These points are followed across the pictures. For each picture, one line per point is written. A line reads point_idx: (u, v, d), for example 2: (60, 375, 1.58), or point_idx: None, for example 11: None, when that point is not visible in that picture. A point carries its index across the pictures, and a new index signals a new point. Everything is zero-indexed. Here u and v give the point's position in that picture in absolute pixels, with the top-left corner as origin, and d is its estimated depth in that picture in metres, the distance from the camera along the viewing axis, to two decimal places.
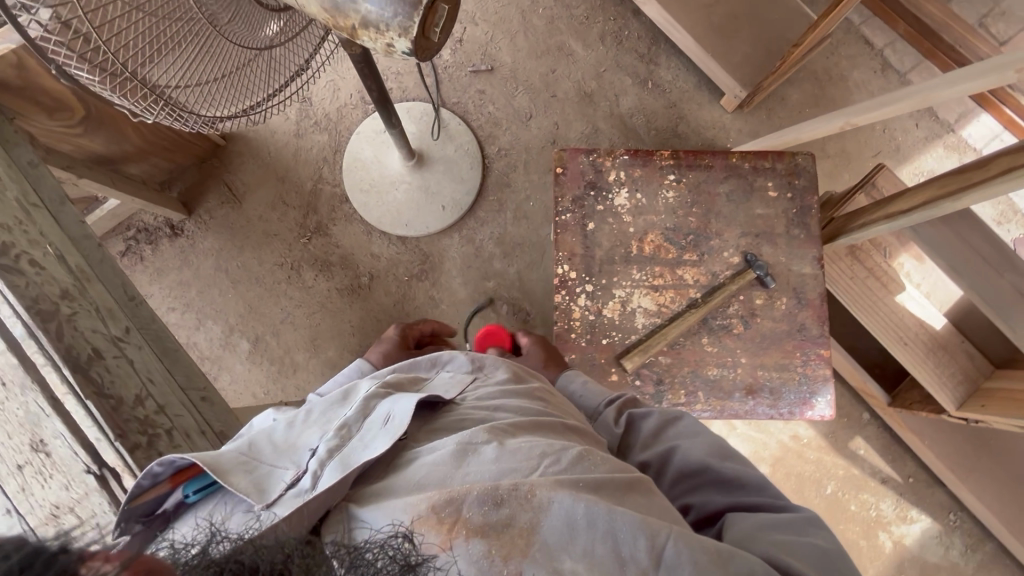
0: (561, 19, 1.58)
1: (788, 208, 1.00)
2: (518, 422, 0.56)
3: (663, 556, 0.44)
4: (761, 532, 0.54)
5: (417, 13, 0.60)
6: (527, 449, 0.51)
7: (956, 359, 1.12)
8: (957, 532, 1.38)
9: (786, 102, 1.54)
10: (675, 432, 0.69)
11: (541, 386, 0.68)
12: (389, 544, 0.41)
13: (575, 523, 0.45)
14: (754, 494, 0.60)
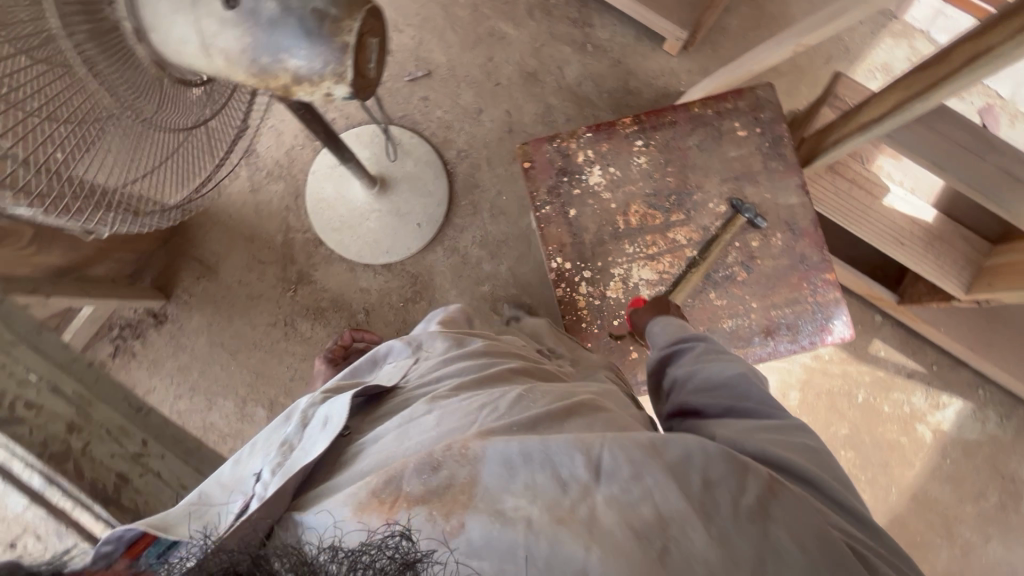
0: (485, 5, 1.54)
1: (760, 143, 0.99)
2: (450, 388, 0.64)
3: (599, 460, 0.49)
4: (753, 432, 0.59)
5: (349, 57, 0.58)
6: (461, 412, 0.58)
7: (952, 245, 1.12)
8: (989, 404, 1.41)
9: (726, 31, 1.51)
10: (714, 355, 0.70)
11: (477, 346, 0.75)
12: (386, 544, 0.42)
13: (512, 461, 0.49)
14: (759, 402, 0.63)
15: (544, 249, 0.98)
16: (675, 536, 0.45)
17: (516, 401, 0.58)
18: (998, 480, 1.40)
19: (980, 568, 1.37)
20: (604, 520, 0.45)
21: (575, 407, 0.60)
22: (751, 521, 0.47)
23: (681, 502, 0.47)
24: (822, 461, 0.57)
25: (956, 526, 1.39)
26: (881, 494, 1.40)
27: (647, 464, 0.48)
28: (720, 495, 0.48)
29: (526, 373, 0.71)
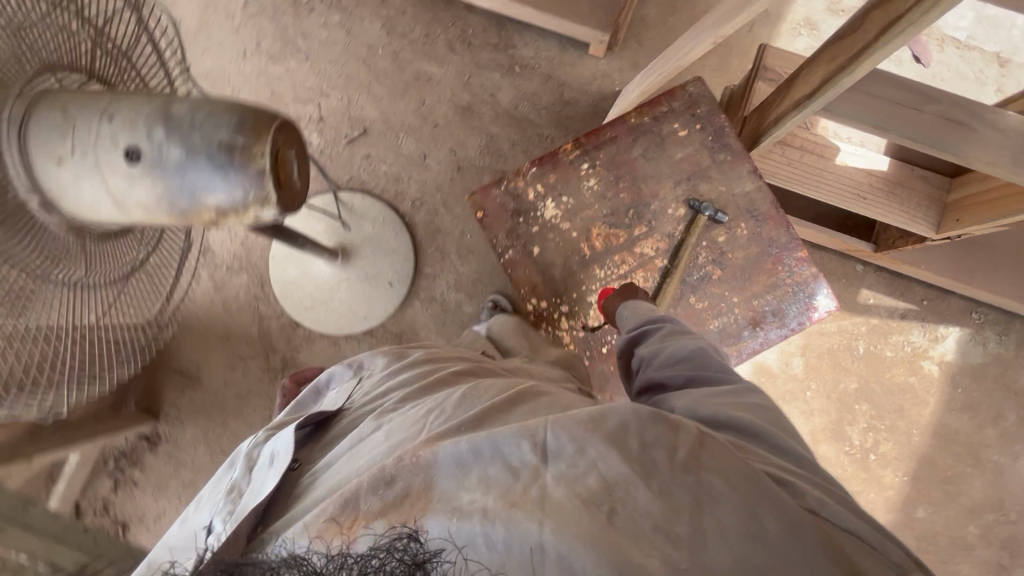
0: (404, 50, 1.52)
1: (704, 138, 0.98)
2: (395, 401, 0.64)
3: (543, 440, 0.49)
4: (705, 397, 0.62)
5: (269, 181, 0.56)
6: (408, 422, 0.58)
7: (913, 188, 1.13)
8: (986, 325, 1.42)
9: (646, 21, 1.51)
10: (677, 333, 0.74)
11: (417, 357, 0.76)
12: (395, 546, 0.40)
13: (462, 458, 0.49)
14: (716, 369, 0.67)
15: (517, 292, 0.98)
16: (617, 499, 0.46)
17: (461, 401, 0.59)
18: (1011, 396, 1.41)
19: (1014, 486, 1.38)
20: (554, 496, 0.45)
21: (522, 396, 0.61)
22: (685, 470, 0.48)
23: (620, 463, 0.48)
24: (770, 416, 0.59)
25: (983, 451, 1.39)
26: (904, 438, 1.40)
27: (588, 434, 0.49)
28: (657, 451, 0.49)
29: (467, 373, 0.72)
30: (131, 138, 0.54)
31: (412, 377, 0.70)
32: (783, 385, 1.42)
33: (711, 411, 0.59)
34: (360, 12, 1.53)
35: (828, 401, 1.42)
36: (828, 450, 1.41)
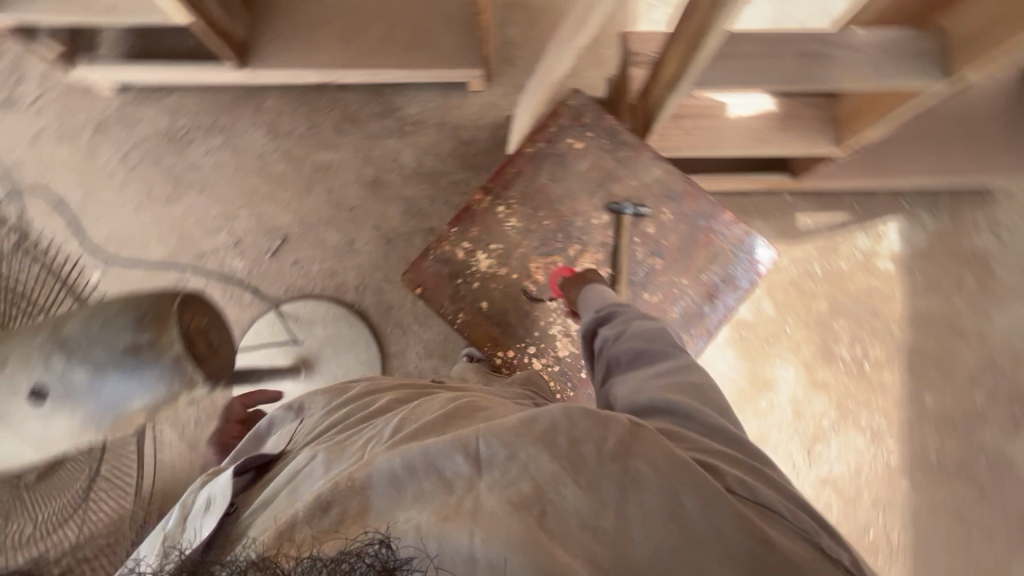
0: (295, 148, 1.52)
1: (600, 142, 1.00)
2: (337, 431, 0.62)
3: (476, 450, 0.49)
4: (648, 382, 0.68)
5: (190, 368, 0.54)
6: (347, 451, 0.56)
7: (803, 115, 1.18)
8: (917, 208, 1.49)
9: (511, 43, 1.55)
10: (635, 316, 0.78)
11: (359, 385, 0.73)
12: (365, 551, 0.42)
13: (398, 476, 0.49)
14: (666, 353, 0.72)
15: (482, 351, 0.95)
16: (546, 502, 0.46)
17: (399, 425, 0.58)
18: (963, 262, 1.47)
19: (999, 342, 1.44)
20: (485, 504, 0.46)
21: (462, 412, 0.59)
22: (613, 462, 0.49)
23: (552, 465, 0.48)
24: (705, 396, 0.65)
25: (959, 321, 1.45)
26: (888, 337, 1.44)
27: (520, 441, 0.49)
28: (586, 449, 0.49)
29: (410, 395, 0.69)
30: (34, 379, 0.54)
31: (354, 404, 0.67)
32: (763, 330, 1.45)
33: (649, 399, 0.65)
34: (239, 127, 1.52)
35: (809, 330, 1.45)
36: (828, 375, 1.43)
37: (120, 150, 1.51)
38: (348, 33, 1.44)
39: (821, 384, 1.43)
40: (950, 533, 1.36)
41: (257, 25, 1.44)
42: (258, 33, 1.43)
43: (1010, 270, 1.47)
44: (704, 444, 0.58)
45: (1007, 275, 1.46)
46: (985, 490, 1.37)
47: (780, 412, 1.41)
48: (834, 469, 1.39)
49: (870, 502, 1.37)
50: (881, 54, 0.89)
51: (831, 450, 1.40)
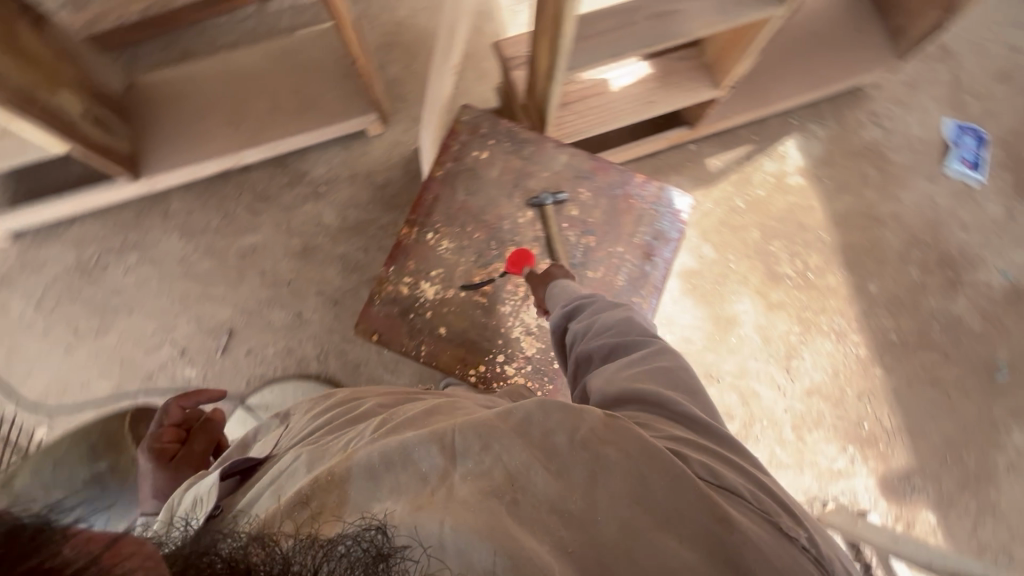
0: (215, 241, 1.49)
1: (503, 145, 1.04)
2: (322, 434, 0.64)
3: (450, 442, 0.52)
4: (617, 373, 0.69)
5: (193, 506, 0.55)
6: (332, 449, 0.58)
7: (679, 69, 1.26)
8: (805, 122, 1.61)
9: (396, 82, 1.60)
10: (605, 307, 0.80)
11: (340, 394, 0.75)
12: (362, 535, 0.43)
13: (374, 469, 0.52)
14: (635, 341, 0.73)
15: (454, 376, 0.94)
16: (518, 488, 0.49)
17: (381, 423, 0.60)
18: (860, 158, 1.60)
19: (914, 217, 1.56)
20: (461, 491, 0.49)
21: (436, 409, 0.62)
22: (583, 447, 0.51)
23: (528, 451, 0.51)
24: (675, 380, 0.66)
25: (875, 210, 1.56)
26: (821, 243, 1.54)
27: (495, 433, 0.53)
28: (561, 436, 0.52)
29: (388, 395, 0.72)
30: None
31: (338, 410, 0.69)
32: (711, 272, 1.51)
33: (618, 389, 0.66)
34: (152, 238, 1.48)
35: (751, 259, 1.52)
36: (782, 294, 1.50)
37: (32, 298, 1.44)
38: (235, 116, 1.44)
39: (778, 304, 1.50)
40: (932, 401, 1.45)
41: (141, 134, 1.42)
42: (144, 141, 1.41)
43: (900, 152, 1.60)
44: (672, 429, 0.58)
45: (899, 157, 1.60)
46: (946, 350, 1.48)
47: (751, 342, 1.47)
48: (815, 377, 1.45)
49: (856, 397, 1.45)
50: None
51: (807, 361, 1.46)
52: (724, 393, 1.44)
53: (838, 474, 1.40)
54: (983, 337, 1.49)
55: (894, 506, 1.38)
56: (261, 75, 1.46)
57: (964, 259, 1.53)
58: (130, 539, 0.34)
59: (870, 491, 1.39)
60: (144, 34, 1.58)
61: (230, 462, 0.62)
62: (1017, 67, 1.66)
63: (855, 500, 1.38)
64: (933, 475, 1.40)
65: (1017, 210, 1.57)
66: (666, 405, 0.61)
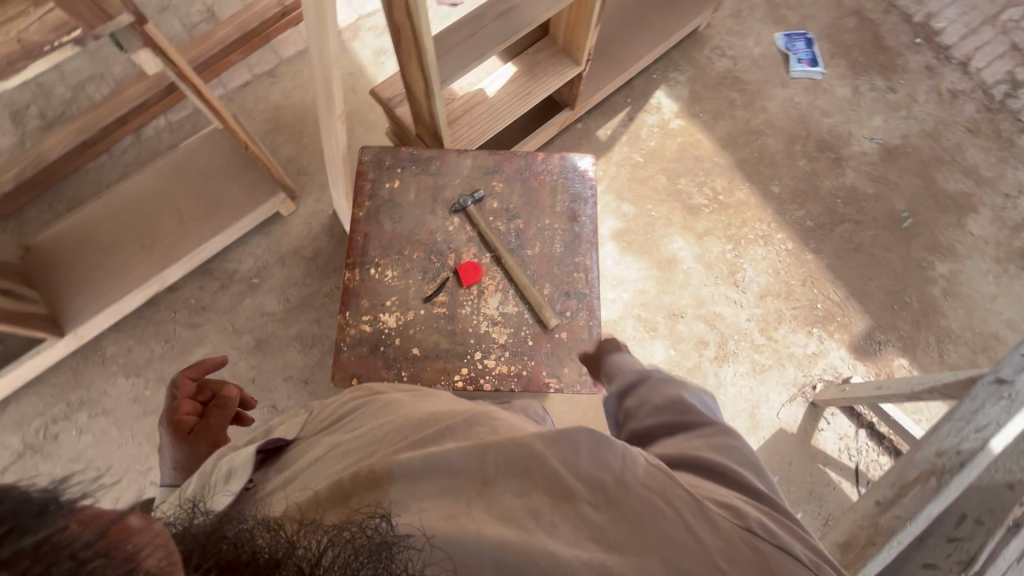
0: (165, 368, 1.45)
1: (410, 168, 1.10)
2: (353, 427, 0.68)
3: (492, 464, 0.52)
4: (675, 443, 0.62)
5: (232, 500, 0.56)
6: (376, 437, 0.62)
7: (540, 59, 1.39)
8: (664, 73, 1.78)
9: (294, 161, 1.65)
10: (669, 381, 0.74)
11: (361, 392, 0.79)
12: (367, 524, 0.45)
13: (415, 475, 0.52)
14: (696, 417, 0.65)
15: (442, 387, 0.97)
16: (560, 511, 0.48)
17: (415, 424, 0.63)
18: (721, 87, 1.78)
19: (784, 120, 1.75)
20: (503, 503, 0.49)
21: (476, 418, 0.63)
22: (624, 488, 0.49)
23: (573, 480, 0.50)
24: (733, 449, 0.59)
25: (751, 125, 1.74)
26: (718, 167, 1.69)
27: (543, 460, 0.51)
28: (604, 474, 0.50)
29: (415, 401, 0.73)
30: None
31: (362, 405, 0.73)
32: (638, 225, 1.62)
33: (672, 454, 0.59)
34: (97, 389, 1.42)
35: (667, 201, 1.65)
36: (705, 222, 1.63)
37: None
38: (145, 240, 1.43)
39: (705, 232, 1.62)
40: (863, 264, 1.60)
41: (52, 290, 1.37)
42: (58, 295, 1.37)
43: (750, 72, 1.81)
44: (726, 490, 0.53)
45: (752, 76, 1.80)
46: (855, 218, 1.65)
47: (696, 272, 1.58)
48: (762, 281, 1.57)
49: (802, 284, 1.57)
50: None
51: (749, 270, 1.58)
52: (692, 325, 1.53)
53: (815, 357, 1.51)
54: (878, 196, 1.67)
55: (871, 365, 1.50)
56: (159, 194, 1.46)
57: (837, 139, 1.73)
58: (136, 513, 0.35)
59: (846, 360, 1.50)
60: (25, 198, 1.55)
61: (264, 439, 0.67)
62: None
63: (838, 372, 1.49)
64: (890, 326, 1.54)
65: (860, 86, 1.80)
66: (720, 469, 0.56)
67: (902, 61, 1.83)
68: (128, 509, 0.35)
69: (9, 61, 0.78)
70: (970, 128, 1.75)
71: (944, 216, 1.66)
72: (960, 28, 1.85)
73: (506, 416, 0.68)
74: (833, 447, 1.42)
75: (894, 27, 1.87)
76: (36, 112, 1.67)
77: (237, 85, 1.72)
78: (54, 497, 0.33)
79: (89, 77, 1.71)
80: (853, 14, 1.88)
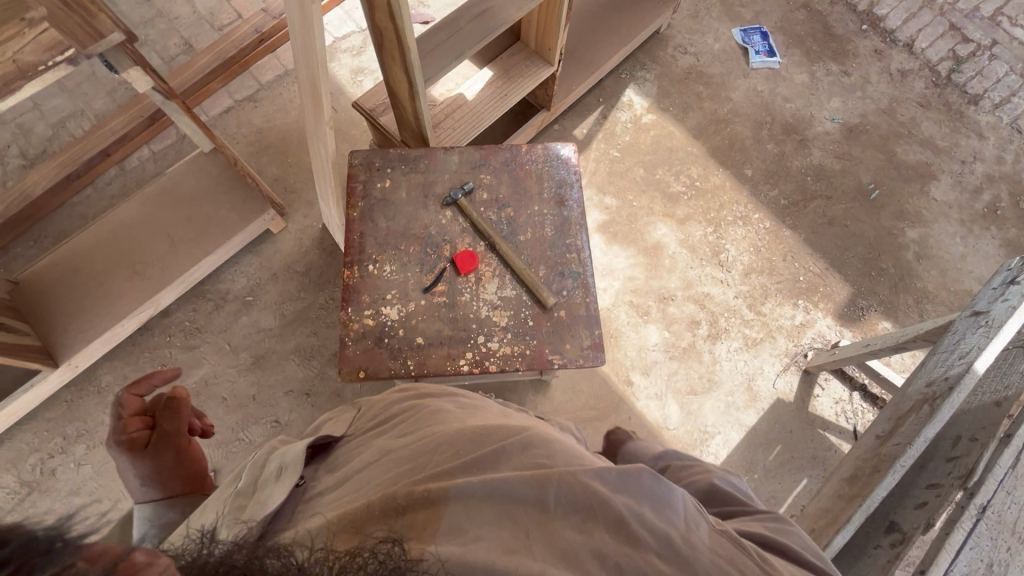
0: None
1: (399, 168, 1.14)
2: (399, 436, 0.67)
3: (552, 497, 0.51)
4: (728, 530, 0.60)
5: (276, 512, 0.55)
6: (425, 450, 0.60)
7: (514, 62, 1.45)
8: (632, 72, 1.87)
9: (280, 180, 1.68)
10: (705, 467, 0.73)
11: (402, 401, 0.78)
12: (379, 550, 0.41)
13: (472, 498, 0.51)
14: (741, 504, 0.65)
15: (449, 373, 0.98)
16: (625, 554, 0.48)
17: (466, 441, 0.60)
18: (687, 81, 1.87)
19: (748, 107, 1.84)
20: (564, 538, 0.49)
21: (534, 439, 0.60)
22: (691, 547, 0.50)
23: (639, 527, 0.50)
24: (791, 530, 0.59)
25: (718, 114, 1.83)
26: (692, 156, 1.76)
27: (607, 504, 0.51)
28: (671, 529, 0.50)
29: (462, 415, 0.73)
30: None
31: (408, 416, 0.72)
32: (622, 216, 1.67)
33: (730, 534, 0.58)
34: (94, 420, 1.40)
35: (646, 191, 1.71)
36: (685, 208, 1.69)
37: None
38: (136, 266, 1.43)
39: (686, 217, 1.68)
40: (838, 236, 1.67)
41: (42, 321, 1.36)
42: (50, 327, 1.35)
43: (712, 65, 1.90)
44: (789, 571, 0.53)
45: (714, 69, 1.90)
46: (825, 194, 1.72)
47: (682, 257, 1.63)
48: (745, 259, 1.63)
49: (783, 260, 1.63)
50: None
51: (732, 250, 1.64)
52: (682, 306, 1.57)
53: (803, 327, 1.56)
54: (844, 172, 1.76)
55: (856, 330, 1.56)
56: (147, 222, 1.47)
57: (800, 122, 1.82)
58: (139, 550, 0.34)
59: (832, 327, 1.56)
60: (11, 235, 1.54)
61: (313, 436, 0.70)
62: None
63: (827, 339, 1.54)
64: (870, 292, 1.60)
65: (816, 71, 1.90)
66: (785, 551, 0.55)
67: (852, 47, 1.94)
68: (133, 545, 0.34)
69: (4, 82, 0.80)
70: (921, 103, 1.86)
71: (907, 185, 1.74)
72: (901, 13, 1.97)
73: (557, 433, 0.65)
74: (830, 412, 1.46)
75: (841, 16, 1.99)
76: (16, 152, 1.67)
77: (218, 111, 1.75)
78: (61, 534, 0.32)
79: (69, 114, 1.72)
80: (802, 7, 2.00)
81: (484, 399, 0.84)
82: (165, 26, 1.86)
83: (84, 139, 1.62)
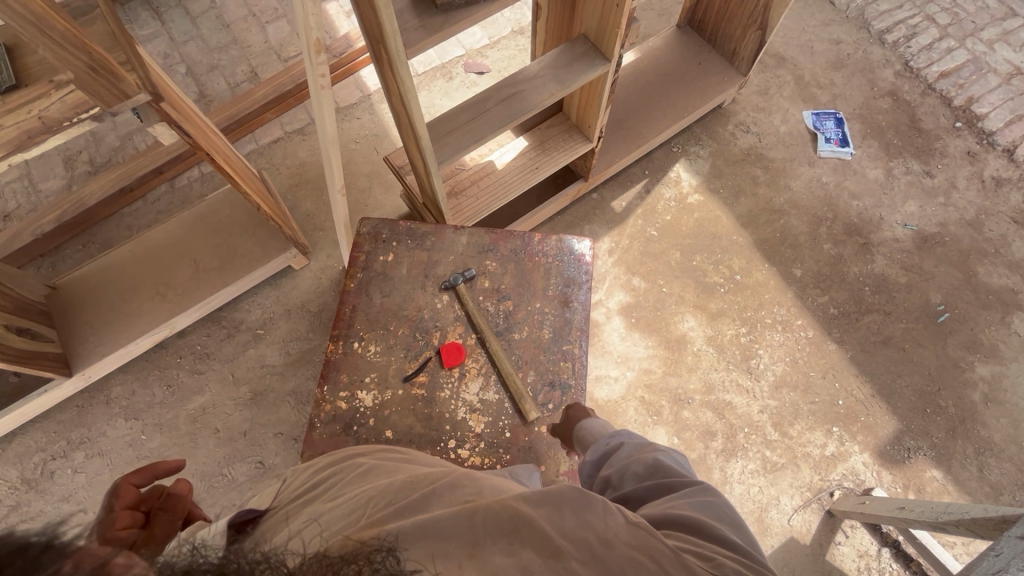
0: (164, 412, 1.47)
1: (406, 244, 1.10)
2: (329, 484, 0.67)
3: (480, 527, 0.51)
4: (661, 502, 0.62)
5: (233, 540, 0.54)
6: (359, 501, 0.59)
7: (551, 134, 1.40)
8: (685, 147, 1.76)
9: (312, 216, 1.71)
10: (651, 446, 0.74)
11: (321, 462, 0.74)
12: (372, 557, 0.45)
13: (407, 539, 0.50)
14: (681, 478, 0.66)
15: None
16: (550, 568, 0.48)
17: (397, 492, 0.60)
18: (744, 163, 1.75)
19: (808, 200, 1.69)
20: (493, 564, 0.48)
21: (463, 478, 0.62)
22: (609, 546, 0.50)
23: (560, 538, 0.50)
24: (718, 511, 0.59)
25: (773, 204, 1.69)
26: (738, 246, 1.63)
27: (532, 523, 0.51)
28: (588, 534, 0.51)
29: (394, 463, 0.72)
30: None
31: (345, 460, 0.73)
32: (648, 301, 1.57)
33: (659, 513, 0.59)
34: (97, 430, 1.45)
35: (679, 278, 1.59)
36: (719, 302, 1.56)
37: None
38: (160, 288, 1.46)
39: (719, 313, 1.55)
40: (892, 359, 1.49)
41: (69, 329, 1.41)
42: (74, 335, 1.41)
43: (775, 148, 1.77)
44: (708, 548, 0.54)
45: (776, 153, 1.76)
46: (885, 309, 1.54)
47: (707, 356, 1.50)
48: (778, 370, 1.48)
49: (822, 377, 1.47)
50: (556, 68, 1.11)
51: (764, 357, 1.49)
52: (698, 412, 1.44)
53: (834, 459, 1.39)
54: (910, 288, 1.57)
55: (898, 474, 1.37)
56: (180, 244, 1.51)
57: (866, 224, 1.65)
58: (125, 555, 0.41)
59: (869, 467, 1.38)
60: (62, 237, 1.65)
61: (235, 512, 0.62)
62: (844, 54, 1.89)
63: (861, 479, 1.37)
64: (923, 431, 1.41)
65: (893, 168, 1.72)
66: (710, 533, 0.56)
67: (940, 145, 1.75)
68: (119, 551, 0.41)
69: (30, 136, 0.84)
70: (1016, 220, 1.64)
71: (986, 313, 1.53)
72: (1004, 114, 1.77)
73: (491, 476, 0.68)
74: (852, 566, 1.29)
75: (933, 109, 1.80)
76: (86, 159, 1.79)
77: (268, 141, 1.81)
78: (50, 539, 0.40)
79: (137, 128, 1.83)
80: (888, 95, 1.83)
81: (421, 452, 0.82)
82: (238, 52, 1.95)
83: (144, 153, 1.72)
